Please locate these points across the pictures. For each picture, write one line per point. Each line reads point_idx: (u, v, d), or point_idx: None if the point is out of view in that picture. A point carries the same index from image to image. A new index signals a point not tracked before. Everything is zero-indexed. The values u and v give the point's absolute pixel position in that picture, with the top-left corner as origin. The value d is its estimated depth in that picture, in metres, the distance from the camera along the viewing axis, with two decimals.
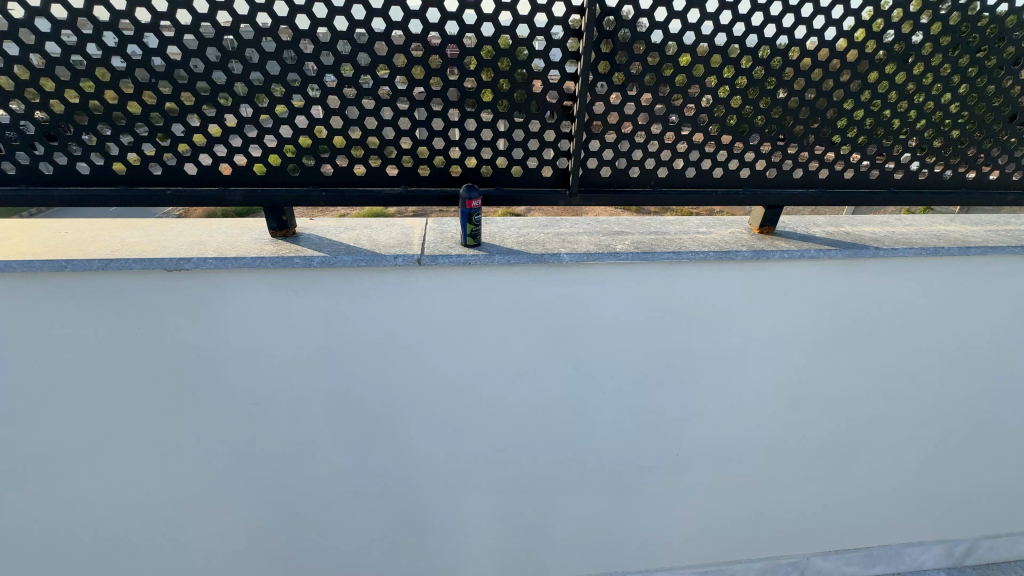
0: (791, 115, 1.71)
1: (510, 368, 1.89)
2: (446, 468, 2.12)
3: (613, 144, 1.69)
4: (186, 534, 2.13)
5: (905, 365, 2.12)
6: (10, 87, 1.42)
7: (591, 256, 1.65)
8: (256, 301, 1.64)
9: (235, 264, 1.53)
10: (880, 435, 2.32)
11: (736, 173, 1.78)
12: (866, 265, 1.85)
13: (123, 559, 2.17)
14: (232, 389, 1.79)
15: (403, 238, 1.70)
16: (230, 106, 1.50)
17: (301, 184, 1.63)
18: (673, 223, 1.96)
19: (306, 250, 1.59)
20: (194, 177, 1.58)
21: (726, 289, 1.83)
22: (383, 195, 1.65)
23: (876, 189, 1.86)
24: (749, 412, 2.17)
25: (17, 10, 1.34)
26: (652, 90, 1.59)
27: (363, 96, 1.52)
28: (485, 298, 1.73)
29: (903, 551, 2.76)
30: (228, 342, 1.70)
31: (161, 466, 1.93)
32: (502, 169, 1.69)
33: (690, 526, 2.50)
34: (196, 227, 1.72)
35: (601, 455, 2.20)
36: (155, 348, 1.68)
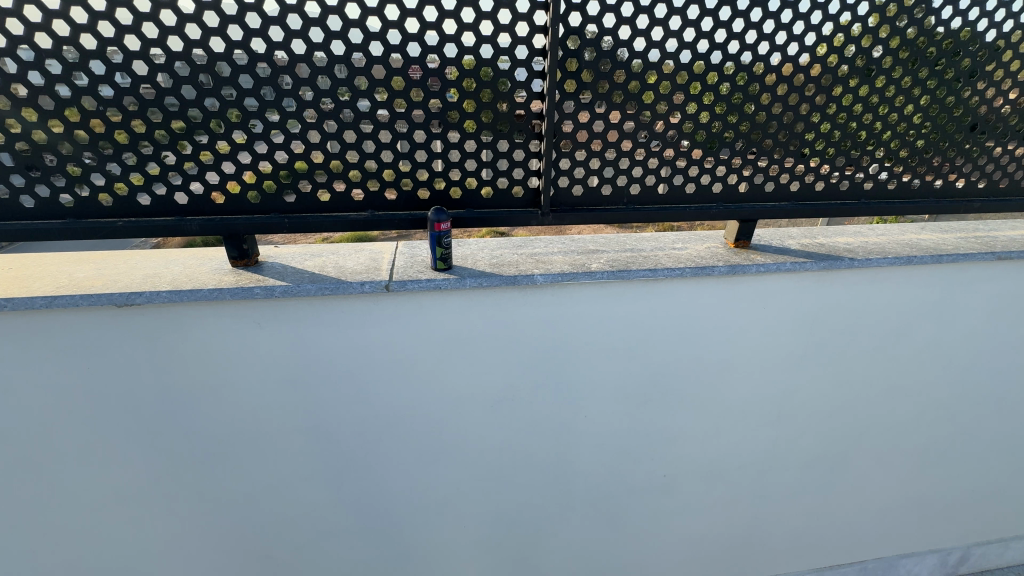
0: (759, 129, 1.71)
1: (489, 393, 1.83)
2: (425, 501, 2.03)
3: (584, 162, 1.67)
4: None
5: (887, 374, 2.10)
6: None
7: (565, 276, 1.61)
8: (216, 335, 1.56)
9: (191, 296, 1.45)
10: (866, 446, 2.30)
11: (709, 188, 1.77)
12: (842, 276, 1.84)
13: None
14: (193, 429, 1.69)
15: (371, 264, 1.65)
16: (185, 133, 1.45)
17: (261, 211, 1.57)
18: (649, 240, 1.93)
19: (268, 280, 1.52)
20: (148, 208, 1.51)
21: (705, 304, 1.81)
22: (347, 220, 1.59)
23: (847, 200, 1.87)
24: (736, 428, 2.13)
25: None
26: (620, 107, 1.58)
27: (324, 119, 1.48)
28: (459, 323, 1.67)
29: (898, 563, 2.71)
30: (186, 379, 1.60)
31: (118, 514, 1.80)
32: (472, 190, 1.65)
33: (680, 547, 2.43)
34: (151, 259, 1.64)
35: (587, 479, 2.13)
36: (108, 388, 1.57)
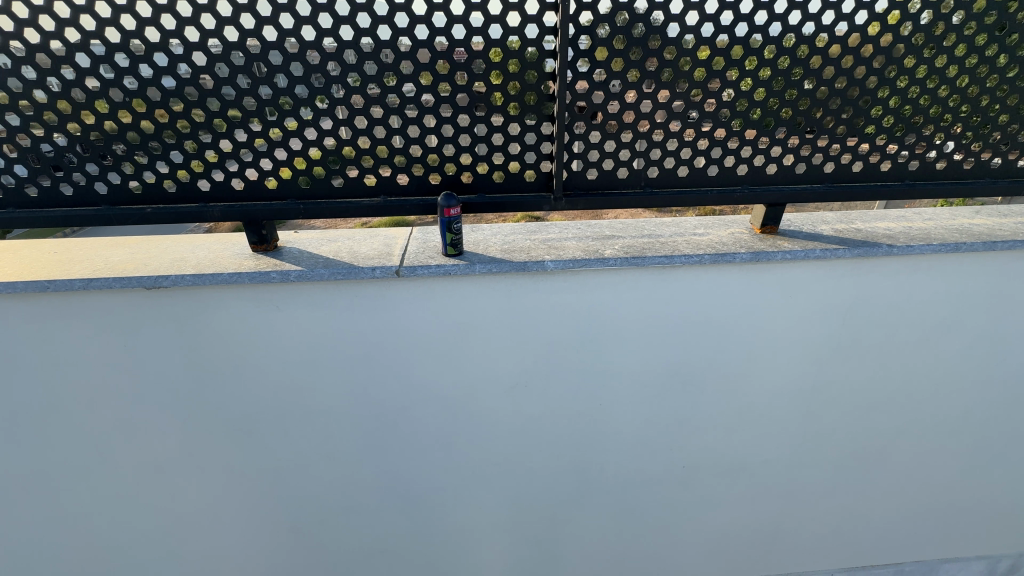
0: (790, 106, 1.60)
1: (503, 379, 1.83)
2: (442, 482, 2.06)
3: (598, 145, 1.61)
4: (178, 555, 2.11)
5: (929, 370, 1.96)
6: (29, 110, 1.44)
7: (577, 263, 1.57)
8: (236, 317, 1.62)
9: (213, 280, 1.52)
10: (904, 444, 2.17)
11: (733, 170, 1.68)
12: (879, 264, 1.71)
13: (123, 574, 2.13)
14: (221, 409, 1.78)
15: (383, 249, 1.66)
16: (206, 123, 1.49)
17: (278, 197, 1.60)
18: (670, 224, 1.85)
19: (284, 265, 1.57)
20: (174, 195, 1.58)
21: (726, 293, 1.73)
22: (361, 206, 1.60)
23: (888, 182, 1.73)
24: (761, 421, 2.05)
25: (33, 35, 1.36)
26: (637, 86, 1.51)
27: (336, 105, 1.49)
28: (470, 309, 1.67)
29: (938, 567, 2.58)
30: (213, 358, 1.68)
31: (156, 482, 1.91)
32: (483, 175, 1.63)
33: (699, 541, 2.38)
34: (180, 244, 1.72)
35: (604, 467, 2.11)
36: (143, 365, 1.67)
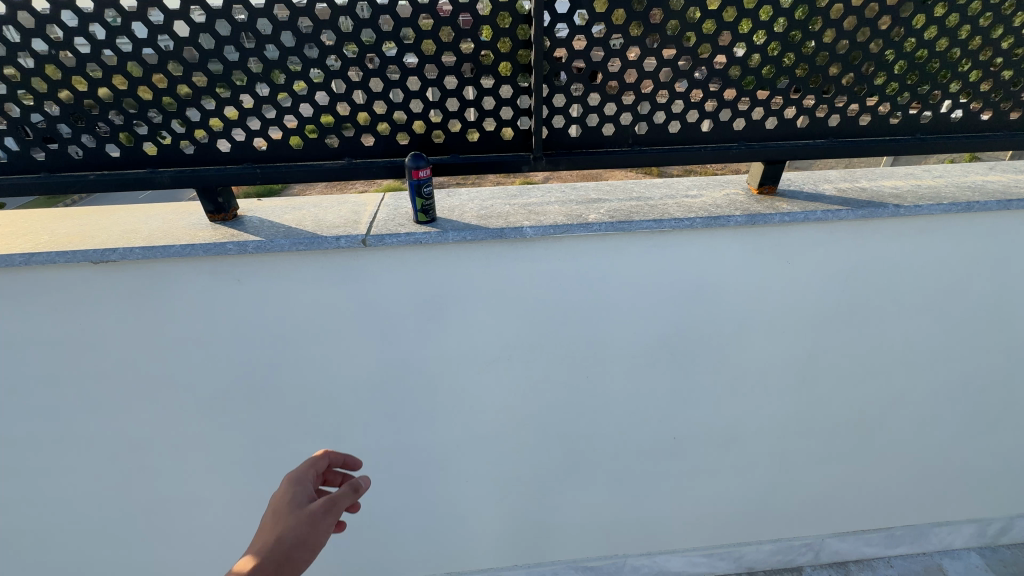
0: (794, 52, 1.44)
1: (485, 353, 1.75)
2: (425, 458, 2.01)
3: (581, 99, 1.45)
4: (152, 539, 1.99)
5: (930, 337, 1.88)
6: None
7: (558, 229, 1.45)
8: (192, 293, 1.50)
9: (164, 253, 1.38)
10: (899, 413, 2.11)
11: (729, 125, 1.54)
12: (883, 225, 1.60)
13: (91, 560, 2.00)
14: (186, 389, 1.68)
15: (351, 217, 1.55)
16: (144, 78, 1.33)
17: (232, 160, 1.45)
18: (661, 186, 1.71)
19: (242, 235, 1.43)
20: (119, 160, 1.43)
21: (719, 259, 1.62)
22: (323, 169, 1.46)
23: (898, 136, 1.59)
24: (754, 391, 1.98)
25: None
26: (623, 30, 1.36)
27: (287, 56, 1.33)
28: (446, 282, 1.58)
29: (926, 531, 2.67)
30: (171, 335, 1.57)
31: (122, 465, 1.80)
32: (456, 134, 1.48)
33: (691, 512, 2.34)
34: (133, 214, 1.60)
35: (592, 440, 2.06)
36: (100, 343, 1.57)
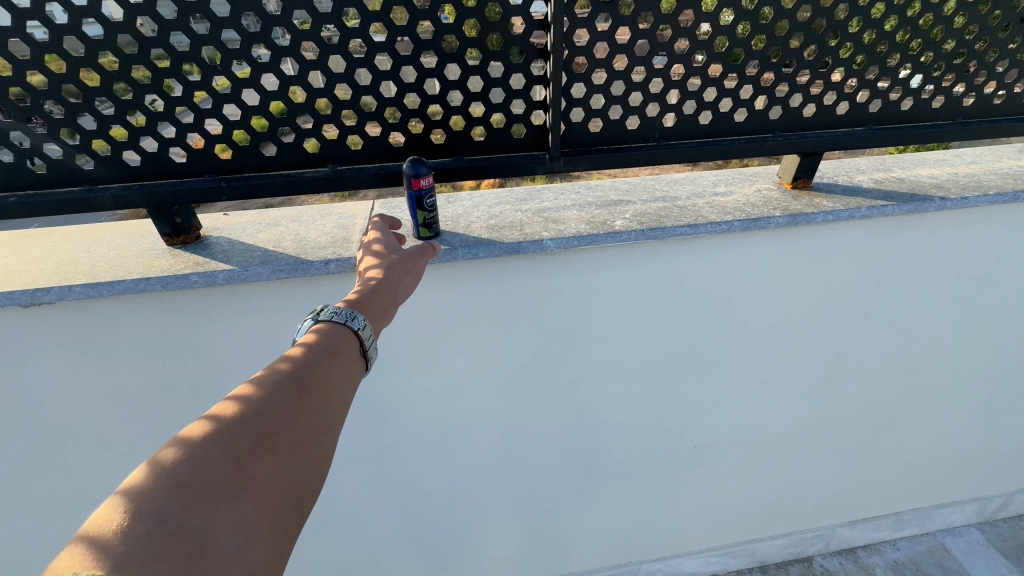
0: (840, 29, 1.27)
1: (495, 376, 1.57)
2: (428, 489, 1.81)
3: (604, 88, 1.25)
4: None
5: (959, 330, 1.79)
6: None
7: (583, 240, 1.27)
8: (146, 335, 1.24)
9: (111, 290, 1.12)
10: (920, 402, 1.98)
11: (765, 113, 1.37)
12: (925, 219, 1.48)
13: None
14: (144, 437, 1.41)
15: (339, 234, 1.32)
16: (69, 75, 1.06)
17: (191, 172, 1.21)
18: (684, 182, 1.56)
19: (209, 263, 1.19)
20: (46, 177, 1.16)
21: (752, 262, 1.47)
22: (302, 180, 1.23)
23: (939, 121, 1.46)
24: (780, 395, 1.85)
25: None
26: (654, 6, 1.17)
27: (251, 44, 1.08)
28: (454, 302, 1.39)
29: (934, 513, 2.59)
30: (112, 379, 1.28)
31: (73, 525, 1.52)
32: (459, 133, 1.26)
33: (710, 519, 2.22)
34: (71, 240, 1.34)
35: (610, 457, 1.89)
36: (26, 400, 1.26)
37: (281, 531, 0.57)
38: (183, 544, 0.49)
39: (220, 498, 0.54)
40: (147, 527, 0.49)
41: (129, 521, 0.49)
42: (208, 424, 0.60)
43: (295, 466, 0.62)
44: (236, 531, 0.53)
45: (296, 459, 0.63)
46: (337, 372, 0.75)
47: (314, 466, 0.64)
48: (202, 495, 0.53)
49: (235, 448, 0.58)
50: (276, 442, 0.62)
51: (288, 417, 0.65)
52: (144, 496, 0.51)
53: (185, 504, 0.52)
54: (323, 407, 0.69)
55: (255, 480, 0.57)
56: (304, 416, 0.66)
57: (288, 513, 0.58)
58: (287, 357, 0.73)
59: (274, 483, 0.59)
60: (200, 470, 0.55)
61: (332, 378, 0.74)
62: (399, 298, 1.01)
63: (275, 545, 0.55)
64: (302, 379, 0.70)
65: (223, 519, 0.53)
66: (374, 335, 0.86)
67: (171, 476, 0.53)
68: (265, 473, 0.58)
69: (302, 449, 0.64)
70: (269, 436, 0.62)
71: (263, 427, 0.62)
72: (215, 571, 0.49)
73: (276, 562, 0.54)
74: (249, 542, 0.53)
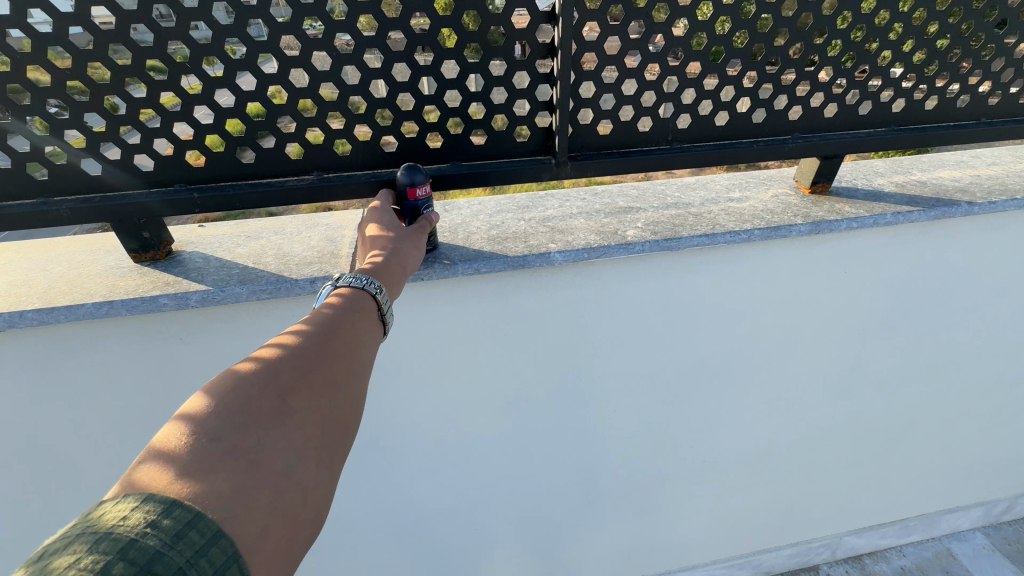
0: (864, 23, 1.19)
1: (497, 396, 1.46)
2: (421, 515, 1.67)
3: (614, 87, 1.16)
4: None
5: (978, 337, 1.72)
6: None
7: (592, 253, 1.20)
8: (110, 363, 1.11)
9: (69, 315, 1.00)
10: (934, 412, 1.92)
11: (784, 114, 1.28)
12: (950, 224, 1.41)
13: None
14: (106, 471, 1.26)
15: (327, 248, 1.21)
16: (15, 74, 0.93)
17: (159, 182, 1.09)
18: (696, 187, 1.52)
19: (181, 283, 1.08)
20: None
21: (768, 271, 1.40)
22: (285, 189, 1.11)
23: (964, 121, 1.39)
24: (793, 406, 1.76)
25: None
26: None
27: (225, 38, 0.97)
28: (455, 318, 1.29)
29: (940, 518, 2.45)
30: (72, 414, 1.15)
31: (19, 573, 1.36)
32: (458, 136, 1.16)
33: (718, 535, 2.12)
34: (26, 257, 1.21)
35: (616, 474, 1.79)
36: None
37: (330, 457, 0.57)
38: (241, 458, 0.50)
39: (270, 425, 0.54)
40: (208, 442, 0.50)
41: (190, 436, 0.49)
42: (254, 360, 0.60)
43: (337, 398, 0.62)
44: (289, 451, 0.53)
45: (337, 394, 0.63)
46: (370, 321, 0.75)
47: (355, 401, 0.64)
48: (253, 416, 0.54)
49: (280, 379, 0.59)
50: (319, 377, 0.62)
51: (327, 355, 0.65)
52: (202, 416, 0.52)
53: (239, 424, 0.52)
54: (360, 349, 0.69)
55: (301, 409, 0.58)
56: (342, 356, 0.66)
57: (335, 442, 0.59)
58: (321, 306, 0.73)
59: (320, 415, 0.59)
60: (251, 396, 0.55)
61: (365, 325, 0.74)
62: (410, 267, 0.95)
63: (325, 467, 0.56)
64: (337, 324, 0.70)
65: (274, 440, 0.53)
66: (390, 302, 0.82)
67: (226, 402, 0.54)
68: (308, 404, 0.59)
69: (342, 384, 0.64)
70: (311, 371, 0.62)
71: (305, 362, 0.63)
72: (273, 485, 0.50)
73: (327, 483, 0.55)
74: (300, 462, 0.54)
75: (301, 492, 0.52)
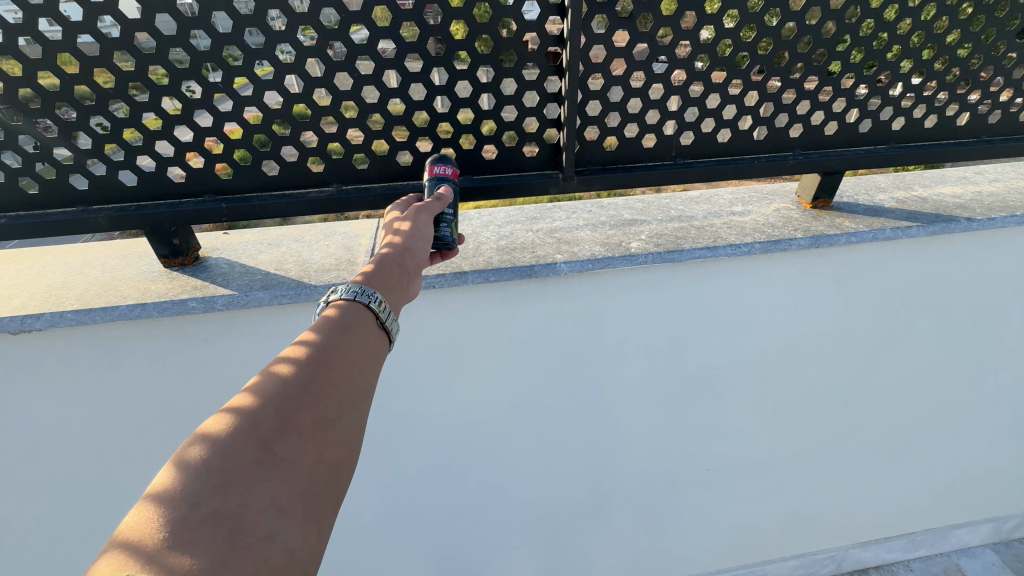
0: (863, 45, 1.23)
1: (504, 401, 1.51)
2: (428, 517, 1.71)
3: (620, 106, 1.21)
4: None
5: (982, 350, 1.73)
6: None
7: (597, 264, 1.26)
8: (138, 362, 1.17)
9: (106, 316, 1.08)
10: (939, 426, 1.93)
11: (785, 131, 1.33)
12: (950, 240, 1.43)
13: None
14: (128, 466, 1.31)
15: (345, 256, 1.28)
16: (63, 92, 1.01)
17: (190, 193, 1.16)
18: (700, 201, 1.56)
19: (209, 287, 1.15)
20: (37, 198, 1.11)
21: (770, 284, 1.44)
22: (307, 200, 1.18)
23: (963, 139, 1.42)
24: (796, 417, 1.78)
25: None
26: (673, 22, 1.13)
27: (255, 61, 1.04)
28: (464, 326, 1.34)
29: (948, 533, 2.43)
30: (101, 409, 1.21)
31: (41, 563, 1.41)
32: (470, 151, 1.22)
33: (722, 544, 2.13)
34: (64, 260, 1.29)
35: (619, 481, 1.81)
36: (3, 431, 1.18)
37: (320, 508, 0.53)
38: (220, 527, 0.46)
39: (252, 480, 0.50)
40: (183, 512, 0.46)
41: (165, 508, 0.46)
42: (234, 406, 0.55)
43: (326, 442, 0.57)
44: (272, 511, 0.49)
45: (329, 432, 0.58)
46: (365, 342, 0.69)
47: (347, 441, 0.59)
48: (233, 473, 0.50)
49: (261, 427, 0.54)
50: (304, 419, 0.57)
51: (315, 391, 0.60)
52: (178, 480, 0.48)
53: (218, 486, 0.48)
54: (352, 377, 0.64)
55: (286, 458, 0.53)
56: (332, 389, 0.61)
57: (326, 489, 0.54)
58: (310, 329, 0.67)
59: (307, 463, 0.54)
60: (230, 451, 0.51)
61: (358, 349, 0.68)
62: (414, 271, 0.89)
63: (319, 521, 0.52)
64: (326, 352, 0.64)
65: (256, 499, 0.49)
66: (393, 312, 0.77)
67: (203, 460, 0.50)
68: (296, 450, 0.54)
69: (332, 424, 0.59)
70: (296, 412, 0.57)
71: (290, 404, 0.57)
72: (256, 552, 0.46)
73: (318, 539, 0.51)
74: (287, 521, 0.50)
75: (289, 556, 0.48)
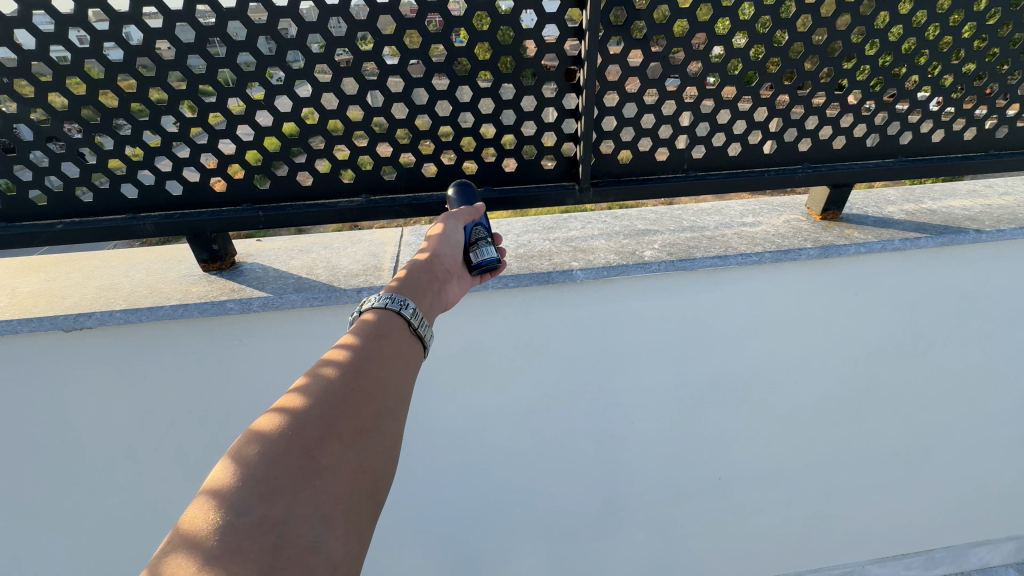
0: (869, 63, 1.28)
1: (520, 403, 1.55)
2: (443, 519, 1.74)
3: (634, 121, 1.27)
4: None
5: (996, 361, 1.74)
6: None
7: (611, 271, 1.31)
8: (178, 360, 1.25)
9: (151, 316, 1.15)
10: (954, 438, 1.93)
11: (794, 146, 1.38)
12: (960, 251, 1.46)
13: None
14: (162, 459, 1.38)
15: (371, 262, 1.35)
16: (120, 109, 1.11)
17: (230, 202, 1.24)
18: (712, 212, 1.61)
19: (246, 290, 1.22)
20: (91, 206, 1.20)
21: (780, 293, 1.47)
22: (337, 209, 1.26)
23: (971, 153, 1.46)
24: (808, 425, 1.79)
25: None
26: (685, 42, 1.19)
27: (295, 79, 1.12)
28: (482, 330, 1.40)
29: (969, 552, 2.38)
30: (141, 403, 1.29)
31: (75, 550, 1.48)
32: (491, 163, 1.28)
33: (734, 554, 2.12)
34: (111, 264, 1.38)
35: (632, 486, 1.83)
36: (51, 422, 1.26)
37: (360, 516, 0.56)
38: (268, 533, 0.50)
39: (296, 488, 0.54)
40: (233, 520, 0.50)
41: (216, 515, 0.50)
42: (274, 420, 0.60)
43: (365, 450, 0.61)
44: (314, 519, 0.53)
45: (366, 440, 0.62)
46: (395, 355, 0.75)
47: (384, 448, 0.63)
48: (279, 482, 0.54)
49: (303, 439, 0.59)
50: (343, 430, 0.61)
51: (352, 402, 0.64)
52: (226, 491, 0.52)
53: (264, 494, 0.53)
54: (384, 389, 0.68)
55: (326, 467, 0.57)
56: (366, 401, 0.66)
57: (365, 497, 0.58)
58: (344, 343, 0.72)
59: (347, 471, 0.58)
60: (275, 463, 0.56)
61: (389, 362, 0.73)
62: (444, 279, 0.99)
63: (358, 528, 0.55)
64: (359, 365, 0.69)
65: (299, 507, 0.53)
66: (426, 320, 0.84)
67: (250, 472, 0.55)
68: (337, 458, 0.58)
69: (369, 433, 0.63)
70: (334, 423, 0.62)
71: (330, 415, 0.62)
72: (301, 559, 0.50)
73: (358, 547, 0.54)
74: (329, 529, 0.53)
75: (333, 563, 0.51)
